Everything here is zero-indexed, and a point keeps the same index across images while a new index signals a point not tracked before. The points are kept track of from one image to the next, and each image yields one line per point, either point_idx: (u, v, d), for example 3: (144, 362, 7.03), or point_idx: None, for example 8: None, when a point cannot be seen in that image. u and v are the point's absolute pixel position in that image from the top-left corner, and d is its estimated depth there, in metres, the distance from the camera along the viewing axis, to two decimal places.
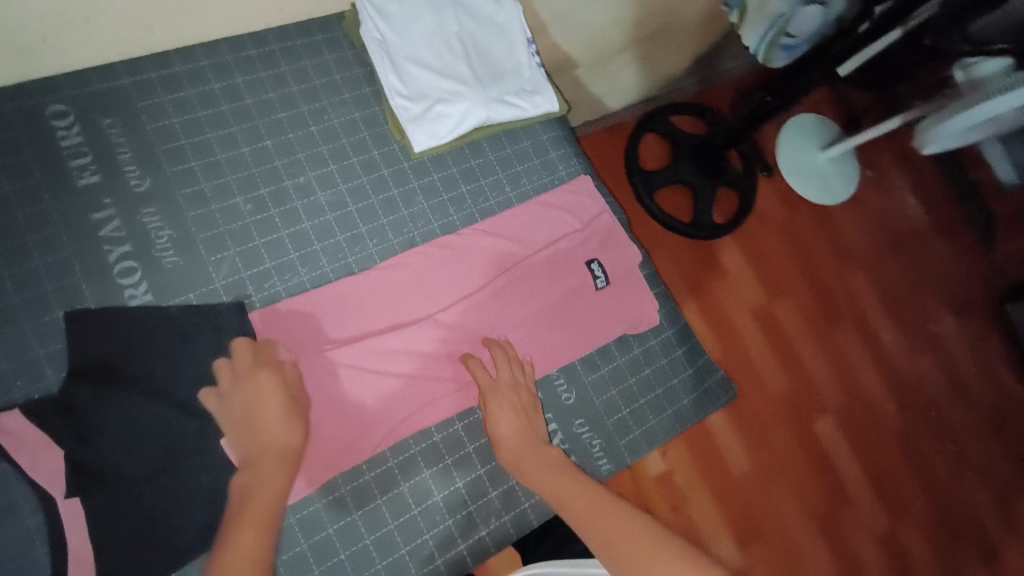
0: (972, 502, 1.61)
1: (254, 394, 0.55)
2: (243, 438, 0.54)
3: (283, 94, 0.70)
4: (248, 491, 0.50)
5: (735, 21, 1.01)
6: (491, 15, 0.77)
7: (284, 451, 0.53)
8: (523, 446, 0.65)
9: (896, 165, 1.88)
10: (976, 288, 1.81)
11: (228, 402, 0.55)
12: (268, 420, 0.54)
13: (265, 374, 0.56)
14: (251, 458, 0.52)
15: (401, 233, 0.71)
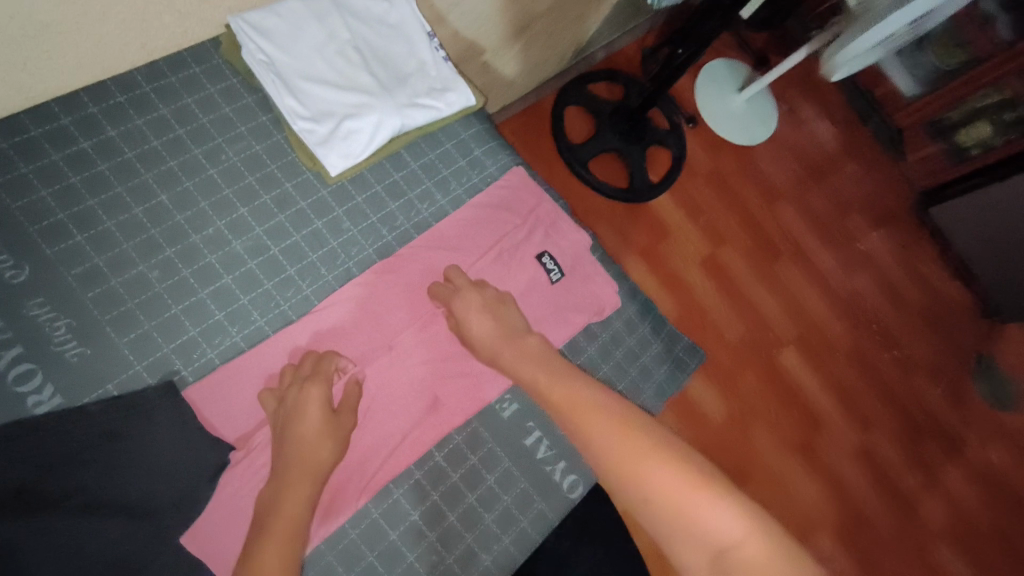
0: (927, 398, 1.72)
1: (302, 406, 0.57)
2: (278, 446, 0.56)
3: (170, 140, 0.63)
4: (273, 507, 0.53)
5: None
6: (383, 15, 0.72)
7: (318, 469, 0.56)
8: (498, 340, 0.64)
9: (804, 97, 1.95)
10: (896, 199, 1.91)
11: (276, 407, 0.57)
12: (308, 434, 0.56)
13: (313, 389, 0.57)
14: (282, 471, 0.54)
15: (335, 266, 0.65)
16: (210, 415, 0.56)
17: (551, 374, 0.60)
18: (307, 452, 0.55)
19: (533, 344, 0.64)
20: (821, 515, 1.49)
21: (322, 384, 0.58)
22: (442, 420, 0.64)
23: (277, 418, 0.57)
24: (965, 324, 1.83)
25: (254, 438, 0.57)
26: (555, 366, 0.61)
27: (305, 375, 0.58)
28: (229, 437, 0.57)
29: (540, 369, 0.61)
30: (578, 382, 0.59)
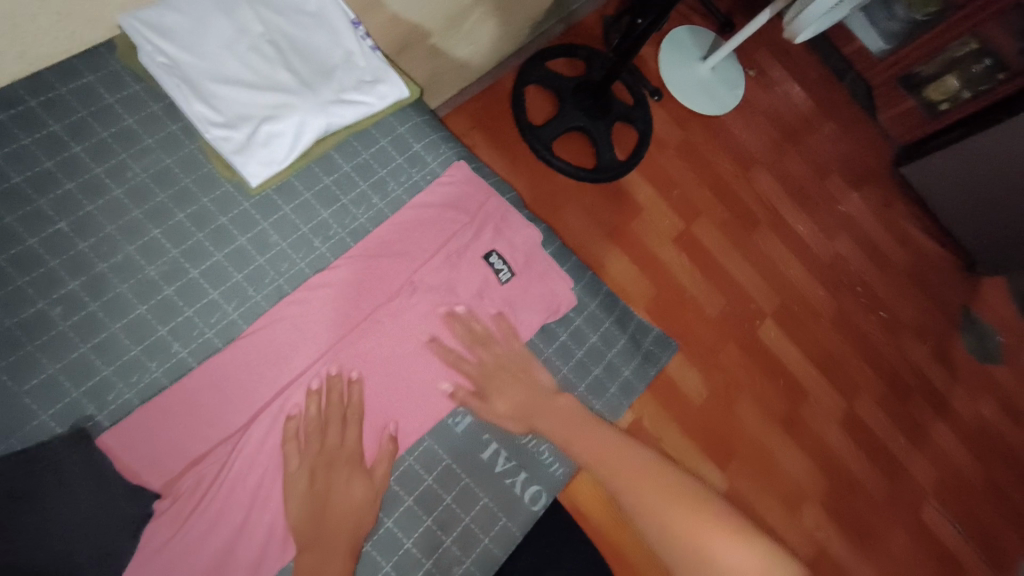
0: (910, 358, 1.71)
1: (337, 478, 0.57)
2: (315, 512, 0.56)
3: (64, 160, 0.57)
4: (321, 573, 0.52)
5: None
6: (300, 2, 0.65)
7: (356, 535, 0.55)
8: (531, 405, 0.65)
9: (773, 60, 1.89)
10: (872, 158, 1.88)
11: (307, 474, 0.57)
12: (346, 504, 0.56)
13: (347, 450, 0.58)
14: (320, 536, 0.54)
15: (264, 285, 0.60)
16: (131, 460, 0.52)
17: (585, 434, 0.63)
18: (345, 520, 0.56)
19: (566, 403, 0.65)
20: (809, 483, 1.49)
21: (357, 456, 0.59)
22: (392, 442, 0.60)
23: (309, 487, 0.57)
24: (944, 280, 1.82)
25: (181, 483, 0.53)
26: (591, 424, 0.64)
27: (339, 446, 0.58)
28: (155, 483, 0.52)
29: (575, 427, 0.64)
30: (614, 438, 0.63)
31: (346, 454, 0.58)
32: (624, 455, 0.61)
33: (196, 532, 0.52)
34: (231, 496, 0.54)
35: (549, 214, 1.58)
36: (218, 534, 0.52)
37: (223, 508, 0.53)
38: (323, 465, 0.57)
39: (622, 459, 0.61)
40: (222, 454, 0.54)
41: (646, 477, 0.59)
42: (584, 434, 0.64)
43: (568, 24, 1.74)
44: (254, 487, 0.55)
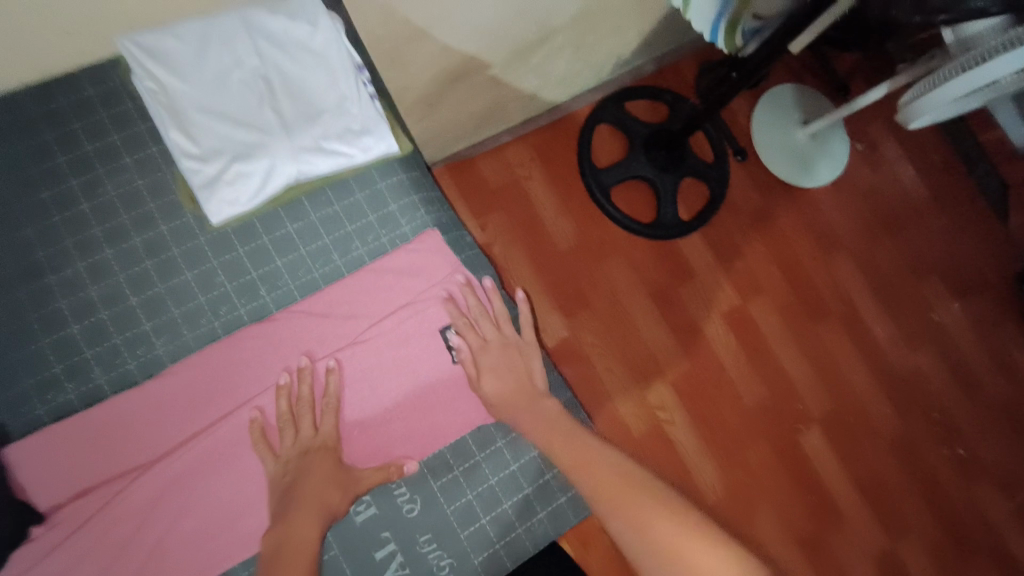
0: (985, 510, 1.47)
1: (312, 466, 0.56)
2: (282, 499, 0.55)
3: (46, 168, 0.58)
4: (282, 545, 0.52)
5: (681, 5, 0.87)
6: (306, 40, 0.62)
7: (327, 505, 0.55)
8: (517, 398, 0.62)
9: (890, 137, 1.67)
10: (987, 266, 1.63)
11: (283, 464, 0.56)
12: (316, 483, 0.55)
13: (321, 448, 0.57)
14: (286, 515, 0.54)
15: (198, 327, 0.59)
16: (25, 480, 0.53)
17: (561, 434, 0.58)
18: (317, 495, 0.55)
19: (550, 403, 0.62)
20: None
21: (334, 441, 0.58)
22: (362, 453, 0.60)
23: (283, 477, 0.56)
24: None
25: (62, 511, 0.53)
26: (573, 430, 0.59)
27: (317, 432, 0.58)
28: (43, 503, 0.53)
29: (555, 430, 0.59)
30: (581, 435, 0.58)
31: (322, 441, 0.58)
32: (615, 470, 0.54)
33: (60, 565, 0.52)
34: (99, 540, 0.53)
35: (591, 263, 1.50)
36: (82, 571, 0.52)
37: (91, 549, 0.53)
38: (298, 449, 0.57)
39: (604, 469, 0.54)
40: (106, 493, 0.54)
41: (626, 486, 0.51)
42: (563, 438, 0.58)
43: (659, 65, 1.62)
44: (129, 531, 0.53)
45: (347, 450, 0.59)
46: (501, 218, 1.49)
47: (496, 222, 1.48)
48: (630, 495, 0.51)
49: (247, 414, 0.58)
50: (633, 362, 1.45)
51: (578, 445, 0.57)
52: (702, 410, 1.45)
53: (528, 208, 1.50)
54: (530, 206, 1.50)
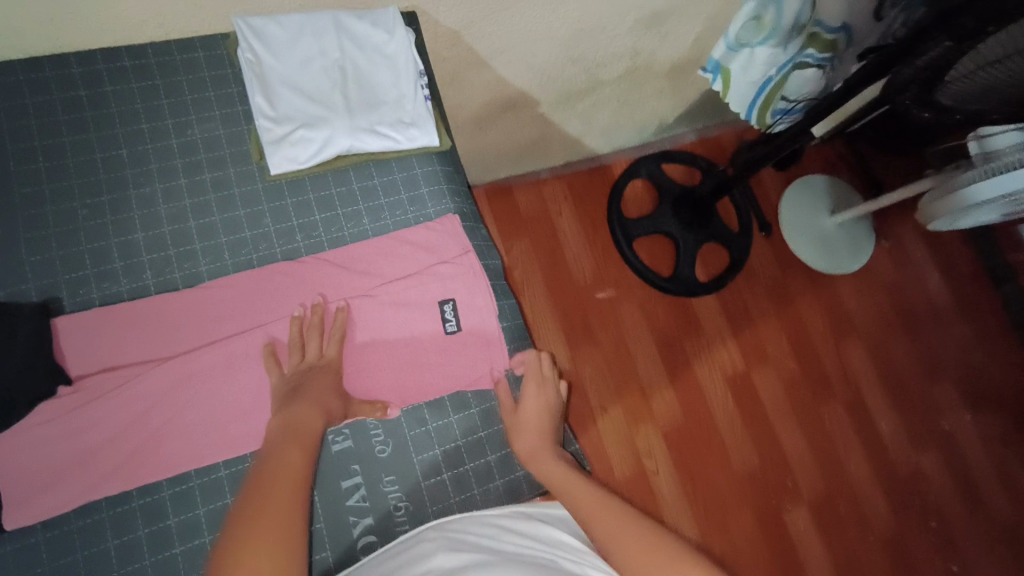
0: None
1: (312, 378, 0.64)
2: (284, 399, 0.62)
3: (150, 107, 0.71)
4: (293, 424, 0.59)
5: (721, 90, 1.06)
6: (382, 44, 0.75)
7: (327, 410, 0.62)
8: (540, 442, 0.69)
9: (917, 240, 1.81)
10: (1000, 382, 1.74)
11: (290, 374, 0.64)
12: (321, 395, 0.62)
13: (320, 367, 0.65)
14: (287, 406, 0.61)
15: (239, 255, 0.69)
16: (67, 348, 0.62)
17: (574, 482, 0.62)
18: (316, 400, 0.62)
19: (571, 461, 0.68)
20: None
21: (336, 363, 0.66)
22: (354, 383, 0.68)
23: (286, 383, 0.64)
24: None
25: (91, 380, 0.62)
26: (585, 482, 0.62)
27: (322, 355, 0.66)
28: (74, 370, 0.62)
29: (568, 479, 0.63)
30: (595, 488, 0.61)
31: (325, 361, 0.66)
32: (624, 517, 0.55)
33: (78, 424, 0.60)
34: (116, 411, 0.61)
35: (604, 302, 1.59)
36: (95, 433, 0.60)
37: (105, 417, 0.61)
38: (302, 366, 0.65)
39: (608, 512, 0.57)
40: (131, 373, 0.62)
41: (631, 532, 0.53)
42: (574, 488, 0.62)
43: (700, 133, 1.73)
44: (142, 411, 0.62)
45: (346, 380, 0.67)
46: (525, 245, 1.59)
47: (520, 249, 1.58)
48: (636, 539, 0.52)
49: (261, 335, 0.66)
50: (628, 403, 1.53)
51: (591, 495, 0.60)
52: (689, 466, 1.52)
53: (553, 241, 1.60)
54: (556, 240, 1.61)
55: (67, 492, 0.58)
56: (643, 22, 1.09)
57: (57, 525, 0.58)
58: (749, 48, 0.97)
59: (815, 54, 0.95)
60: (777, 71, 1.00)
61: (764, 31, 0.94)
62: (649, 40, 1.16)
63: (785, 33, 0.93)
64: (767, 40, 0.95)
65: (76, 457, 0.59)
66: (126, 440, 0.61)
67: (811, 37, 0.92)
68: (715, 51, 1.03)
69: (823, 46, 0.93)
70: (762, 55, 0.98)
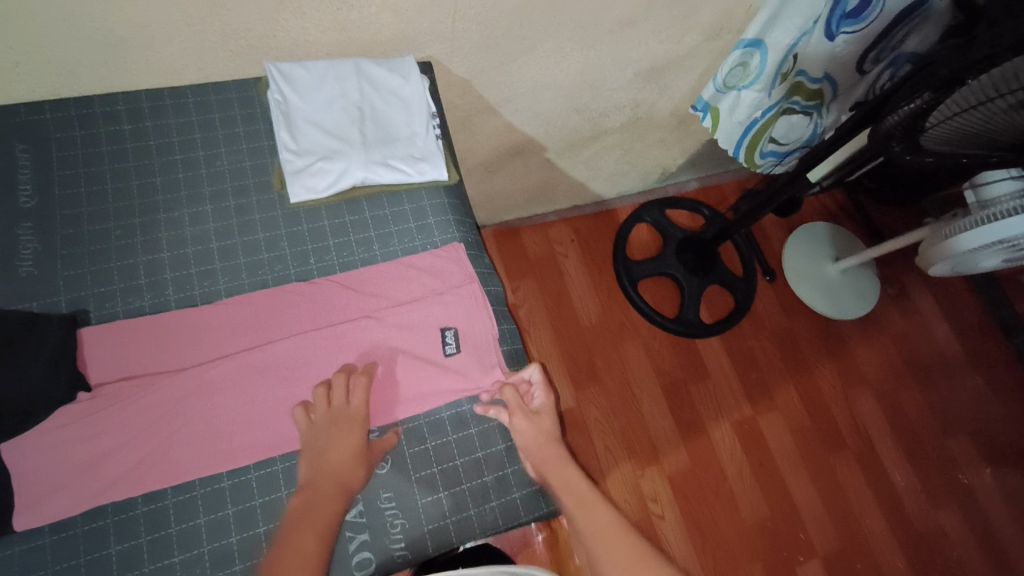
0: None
1: (335, 433, 0.64)
2: (313, 465, 0.61)
3: (185, 140, 0.78)
4: (310, 505, 0.56)
5: (710, 125, 1.28)
6: (397, 89, 0.82)
7: (346, 485, 0.60)
8: (546, 445, 0.68)
9: (923, 289, 1.82)
10: (1019, 436, 1.70)
11: (317, 432, 0.64)
12: (342, 465, 0.61)
13: (349, 424, 0.64)
14: (311, 484, 0.59)
15: (255, 275, 0.73)
16: (87, 357, 0.65)
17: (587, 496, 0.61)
18: (338, 473, 0.60)
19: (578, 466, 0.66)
20: None
21: (361, 417, 0.65)
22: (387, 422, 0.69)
23: (314, 440, 0.63)
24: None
25: (107, 388, 0.65)
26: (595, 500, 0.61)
27: (349, 407, 0.66)
28: (92, 378, 0.65)
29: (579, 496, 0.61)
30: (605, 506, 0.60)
31: (351, 413, 0.65)
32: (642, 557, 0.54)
33: (91, 430, 0.63)
34: (129, 419, 0.64)
35: (609, 343, 1.60)
36: (106, 439, 0.63)
37: (118, 425, 0.63)
38: (329, 419, 0.65)
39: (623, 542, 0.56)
40: (146, 383, 0.65)
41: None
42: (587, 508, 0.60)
43: (702, 181, 1.79)
44: (153, 420, 0.64)
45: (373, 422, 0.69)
46: (531, 285, 1.63)
47: (527, 289, 1.62)
48: None
49: (270, 350, 0.69)
50: (633, 446, 1.51)
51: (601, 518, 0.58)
52: (697, 516, 1.48)
53: (559, 282, 1.64)
54: (562, 280, 1.64)
55: (76, 496, 0.60)
56: (643, 75, 1.17)
57: (64, 527, 0.60)
58: (735, 91, 1.18)
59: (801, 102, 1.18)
60: (761, 114, 1.22)
61: (748, 77, 1.14)
62: (649, 92, 1.24)
63: (765, 79, 1.13)
64: (750, 85, 1.16)
65: (85, 462, 0.62)
66: (134, 447, 0.63)
67: (797, 86, 1.14)
68: (705, 93, 1.24)
69: (806, 95, 1.15)
70: (746, 97, 1.19)
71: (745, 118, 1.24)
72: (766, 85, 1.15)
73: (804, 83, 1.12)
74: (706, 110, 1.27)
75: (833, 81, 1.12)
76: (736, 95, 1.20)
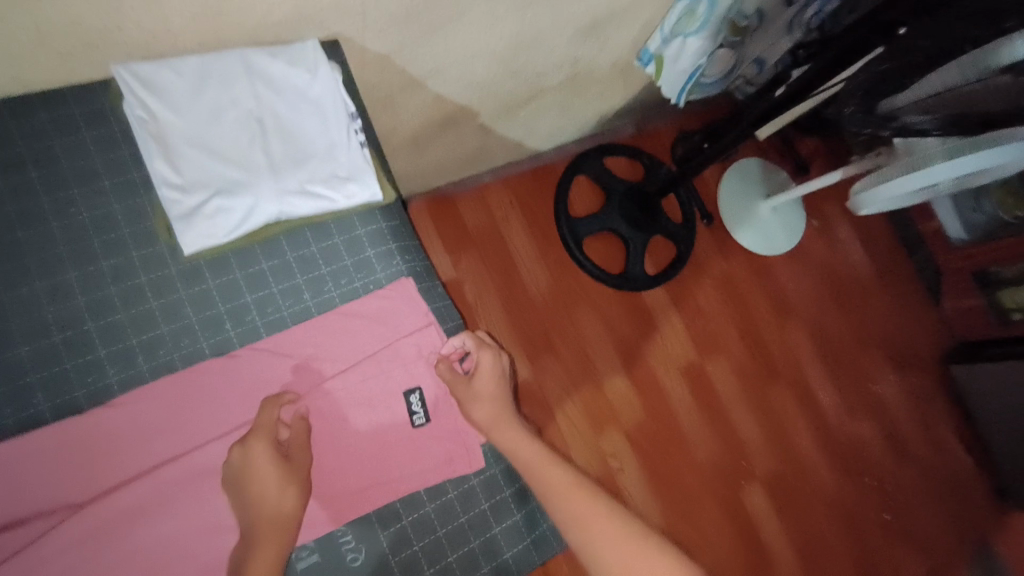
0: (904, 568, 1.69)
1: (253, 460, 0.61)
2: (241, 503, 0.61)
3: (18, 183, 0.60)
4: (245, 562, 0.58)
5: (652, 73, 1.18)
6: (304, 87, 0.65)
7: (284, 517, 0.60)
8: (497, 400, 0.73)
9: (843, 218, 1.91)
10: (921, 344, 1.89)
11: (231, 464, 0.62)
12: (265, 490, 0.60)
13: (258, 446, 0.61)
14: (249, 529, 0.59)
15: (155, 358, 0.62)
16: None
17: (536, 452, 0.70)
18: (270, 509, 0.60)
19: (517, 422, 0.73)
20: None
21: (267, 432, 0.62)
22: (347, 505, 0.66)
23: (233, 473, 0.61)
24: (966, 497, 1.79)
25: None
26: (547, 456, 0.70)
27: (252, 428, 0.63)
28: None
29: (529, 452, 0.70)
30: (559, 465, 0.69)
31: (258, 432, 0.62)
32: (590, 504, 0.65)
33: None
34: (39, 562, 0.57)
35: (560, 308, 1.56)
36: None
37: (29, 571, 0.57)
38: (241, 450, 0.61)
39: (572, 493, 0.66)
40: (54, 517, 0.59)
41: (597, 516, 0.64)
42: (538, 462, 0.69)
43: (638, 127, 1.70)
44: (75, 560, 0.58)
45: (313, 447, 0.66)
46: (474, 258, 1.52)
47: (470, 261, 1.52)
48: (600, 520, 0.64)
49: (192, 449, 0.63)
50: (592, 409, 1.53)
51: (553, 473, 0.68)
52: (655, 463, 1.55)
53: (503, 251, 1.55)
54: (505, 248, 1.55)
55: None
56: (583, 30, 1.02)
57: None
58: (681, 39, 1.08)
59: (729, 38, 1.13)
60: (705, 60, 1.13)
61: (694, 24, 1.04)
62: (590, 47, 1.10)
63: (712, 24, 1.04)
64: (697, 32, 1.06)
65: None
66: None
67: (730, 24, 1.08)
68: (648, 43, 1.14)
69: (735, 30, 1.11)
70: (693, 46, 1.09)
71: (690, 67, 1.14)
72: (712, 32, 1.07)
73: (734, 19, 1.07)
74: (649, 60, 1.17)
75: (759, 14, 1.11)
76: (680, 43, 1.09)
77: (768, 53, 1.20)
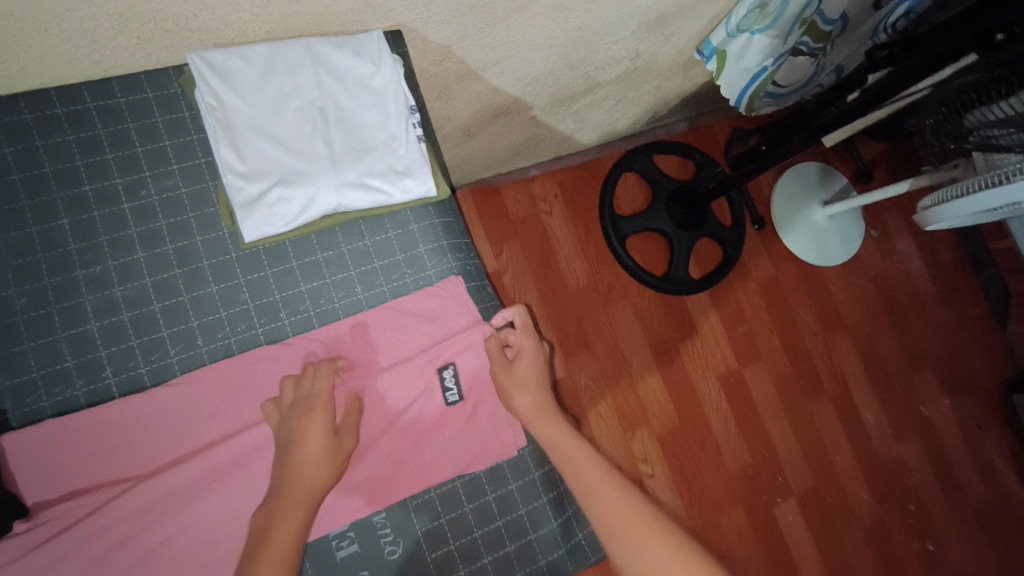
0: None
1: (301, 426, 0.60)
2: (280, 465, 0.60)
3: (94, 163, 0.63)
4: (268, 530, 0.55)
5: (714, 70, 1.13)
6: (366, 78, 0.65)
7: (317, 491, 0.58)
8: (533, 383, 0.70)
9: (905, 230, 1.80)
10: (982, 368, 1.77)
11: (281, 425, 0.62)
12: (308, 460, 0.59)
13: (313, 414, 0.61)
14: (277, 495, 0.57)
15: (213, 340, 0.65)
16: (28, 472, 0.60)
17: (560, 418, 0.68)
18: (307, 479, 0.58)
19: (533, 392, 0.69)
20: None
21: (324, 403, 0.62)
22: (385, 496, 0.68)
23: (282, 436, 0.61)
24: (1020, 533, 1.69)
25: (55, 508, 0.60)
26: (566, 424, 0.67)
27: (310, 395, 0.62)
28: (50, 492, 0.61)
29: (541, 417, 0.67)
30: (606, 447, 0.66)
31: (312, 400, 0.62)
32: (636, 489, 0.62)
33: (55, 550, 0.59)
34: (94, 532, 0.60)
35: (598, 306, 1.54)
36: (73, 560, 0.59)
37: (85, 541, 0.60)
38: (292, 412, 0.62)
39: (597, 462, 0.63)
40: (112, 491, 0.61)
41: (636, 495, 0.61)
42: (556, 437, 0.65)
43: (692, 123, 1.64)
44: (127, 533, 0.61)
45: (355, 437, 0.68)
46: (515, 249, 1.51)
47: (510, 252, 1.51)
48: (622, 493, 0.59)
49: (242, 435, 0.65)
50: (623, 412, 1.51)
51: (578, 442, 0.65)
52: (686, 470, 1.52)
53: (545, 243, 1.53)
54: (547, 241, 1.53)
55: None
56: (647, 24, 0.99)
57: None
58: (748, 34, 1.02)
59: (809, 43, 1.07)
60: (772, 62, 1.08)
61: (765, 20, 0.98)
62: (652, 42, 1.06)
63: (784, 23, 0.98)
64: (766, 29, 0.99)
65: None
66: (109, 555, 0.60)
67: (810, 26, 1.03)
68: (712, 36, 1.07)
69: (818, 36, 1.06)
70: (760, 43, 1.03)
71: (754, 66, 1.09)
72: (782, 30, 1.01)
73: (818, 23, 1.02)
74: (711, 55, 1.11)
75: (845, 19, 1.04)
76: (747, 39, 1.04)
77: (850, 59, 1.19)
